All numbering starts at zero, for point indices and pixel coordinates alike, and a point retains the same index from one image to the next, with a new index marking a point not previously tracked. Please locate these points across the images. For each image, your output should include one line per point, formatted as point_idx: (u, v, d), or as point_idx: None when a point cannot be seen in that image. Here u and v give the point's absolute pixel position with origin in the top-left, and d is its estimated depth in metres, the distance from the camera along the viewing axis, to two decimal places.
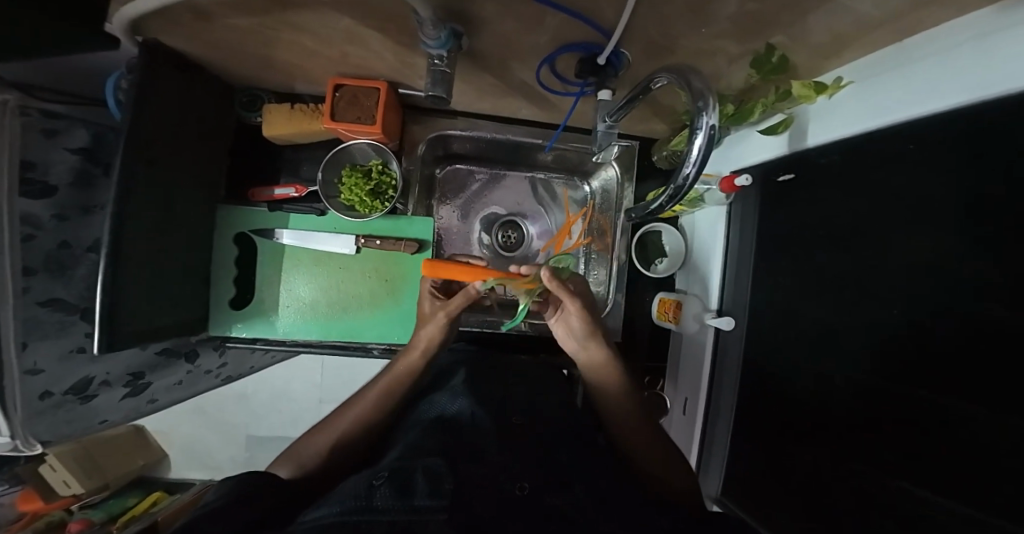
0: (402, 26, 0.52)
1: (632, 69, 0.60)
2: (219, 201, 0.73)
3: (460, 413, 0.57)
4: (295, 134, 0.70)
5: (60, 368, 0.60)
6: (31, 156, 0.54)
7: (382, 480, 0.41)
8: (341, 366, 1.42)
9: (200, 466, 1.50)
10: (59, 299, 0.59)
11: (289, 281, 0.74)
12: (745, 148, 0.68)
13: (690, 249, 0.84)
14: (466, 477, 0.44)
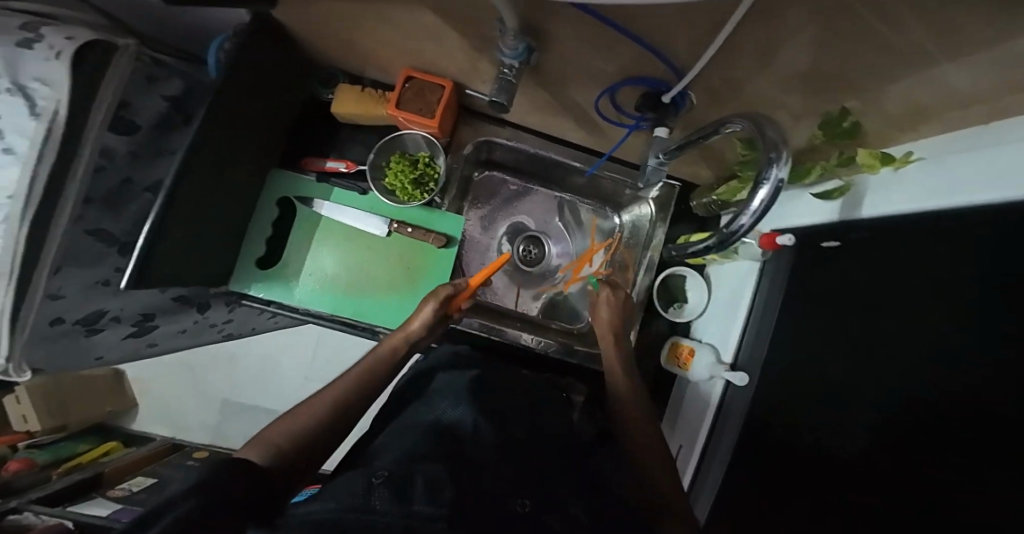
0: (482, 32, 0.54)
1: (692, 112, 0.62)
2: (274, 165, 0.74)
3: (461, 421, 0.56)
4: (358, 115, 0.72)
5: (80, 296, 0.59)
6: (128, 97, 0.54)
7: (381, 481, 0.38)
8: (334, 351, 1.41)
9: (164, 421, 1.48)
10: (104, 231, 0.57)
11: (317, 252, 0.74)
12: (789, 207, 0.69)
13: (711, 298, 0.83)
14: (469, 487, 0.43)
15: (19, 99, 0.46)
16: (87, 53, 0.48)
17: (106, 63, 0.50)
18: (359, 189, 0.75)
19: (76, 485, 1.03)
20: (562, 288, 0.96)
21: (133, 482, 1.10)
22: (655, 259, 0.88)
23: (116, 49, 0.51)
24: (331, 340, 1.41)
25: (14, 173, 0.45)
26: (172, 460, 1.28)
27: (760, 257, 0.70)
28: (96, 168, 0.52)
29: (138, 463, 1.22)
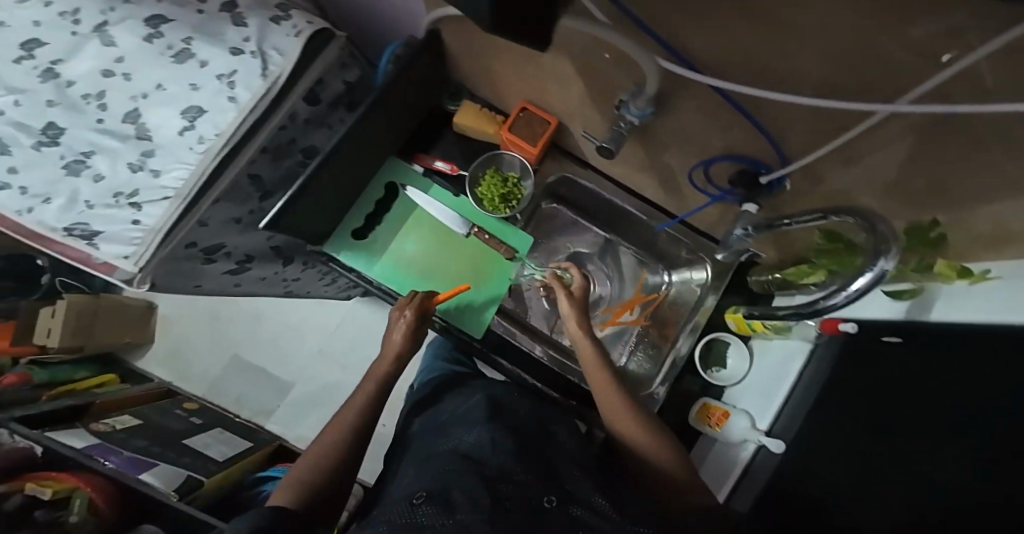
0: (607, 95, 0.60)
1: (784, 197, 0.66)
2: (391, 153, 0.82)
3: (479, 443, 0.57)
4: (475, 129, 0.81)
5: (217, 230, 0.62)
6: (325, 76, 0.61)
7: (421, 500, 0.46)
8: (350, 333, 1.56)
9: (169, 367, 1.61)
10: (258, 176, 0.62)
11: (403, 236, 0.81)
12: (856, 302, 0.71)
13: (754, 369, 0.87)
14: (500, 493, 0.46)
15: (258, 62, 0.54)
16: (316, 36, 0.57)
17: (323, 47, 0.58)
18: (453, 190, 0.83)
19: (63, 409, 1.18)
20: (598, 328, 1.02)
21: (119, 420, 1.23)
22: (700, 324, 0.92)
23: (335, 40, 0.60)
24: (349, 322, 1.57)
25: (232, 117, 0.54)
26: (166, 405, 1.42)
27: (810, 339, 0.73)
28: (282, 126, 0.59)
29: (131, 398, 1.37)
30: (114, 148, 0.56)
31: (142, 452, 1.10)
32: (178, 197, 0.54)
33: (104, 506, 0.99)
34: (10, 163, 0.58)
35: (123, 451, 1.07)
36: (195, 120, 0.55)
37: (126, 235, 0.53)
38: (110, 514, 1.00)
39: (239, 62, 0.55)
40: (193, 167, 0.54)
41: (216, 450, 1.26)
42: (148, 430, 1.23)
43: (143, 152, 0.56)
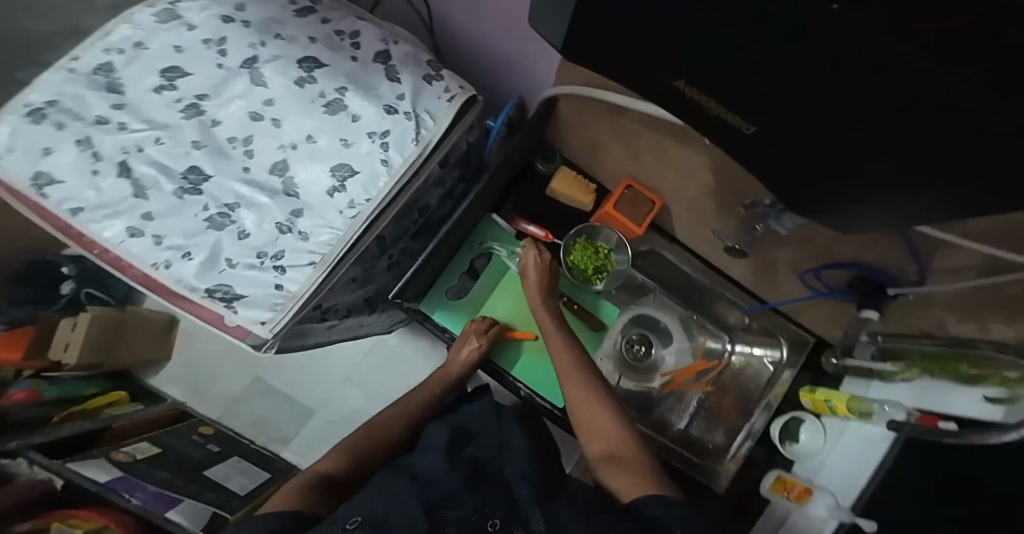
0: (742, 193, 0.63)
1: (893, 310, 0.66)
2: (487, 211, 0.83)
3: (434, 467, 0.60)
4: (567, 196, 0.82)
5: (340, 289, 0.63)
6: (456, 142, 0.67)
7: (357, 525, 0.50)
8: (387, 359, 1.44)
9: (183, 385, 1.52)
10: (381, 236, 0.66)
11: (495, 299, 0.84)
12: (943, 397, 0.73)
13: (831, 447, 0.92)
14: (442, 519, 0.51)
15: (412, 123, 0.62)
16: (465, 103, 0.64)
17: (463, 116, 0.65)
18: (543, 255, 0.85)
19: (72, 438, 1.11)
20: (660, 390, 1.09)
21: (137, 447, 1.17)
22: (774, 402, 1.01)
23: (472, 105, 0.65)
24: (385, 347, 1.45)
25: (383, 183, 0.61)
26: (182, 430, 1.33)
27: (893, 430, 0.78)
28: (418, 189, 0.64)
29: (145, 424, 1.29)
30: (264, 204, 0.63)
31: (166, 485, 1.09)
32: (323, 263, 0.58)
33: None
34: (148, 211, 0.65)
35: (149, 485, 1.05)
36: (345, 180, 0.62)
37: (267, 300, 0.60)
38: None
39: (392, 122, 0.62)
40: (339, 233, 0.60)
41: (235, 482, 1.21)
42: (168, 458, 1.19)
43: (291, 211, 0.62)
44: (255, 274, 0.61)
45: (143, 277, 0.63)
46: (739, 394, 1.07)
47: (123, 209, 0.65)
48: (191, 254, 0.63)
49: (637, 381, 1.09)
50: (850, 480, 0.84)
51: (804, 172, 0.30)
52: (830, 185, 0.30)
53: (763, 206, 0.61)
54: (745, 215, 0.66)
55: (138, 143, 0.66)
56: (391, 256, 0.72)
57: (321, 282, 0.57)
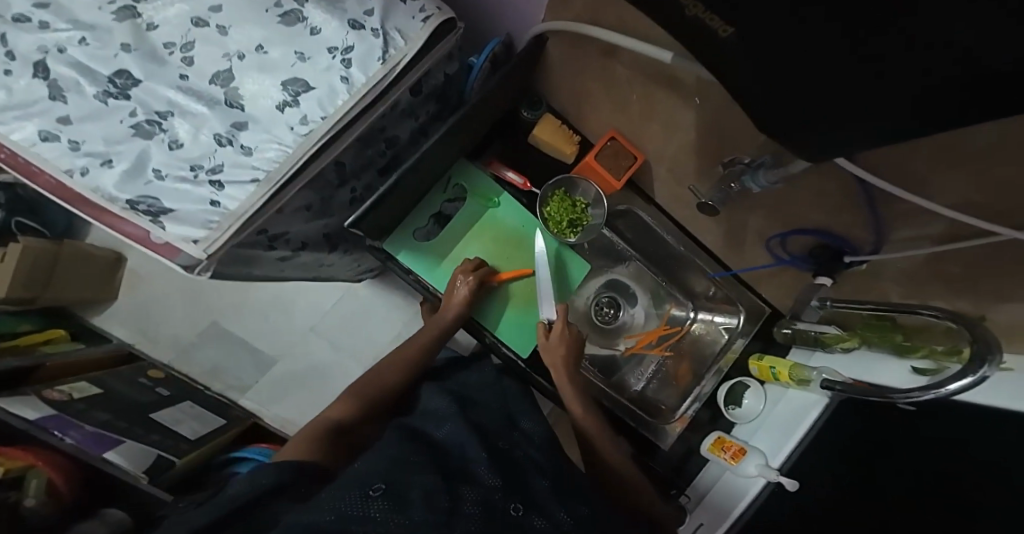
0: (723, 150, 0.62)
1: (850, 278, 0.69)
2: (460, 155, 0.79)
3: (449, 441, 0.63)
4: (549, 143, 0.78)
5: (288, 216, 0.57)
6: (432, 68, 0.61)
7: (378, 495, 0.47)
8: (351, 309, 1.40)
9: (130, 327, 1.42)
10: (340, 163, 0.59)
11: (465, 246, 0.80)
12: (875, 367, 0.80)
13: (772, 409, 0.96)
14: (462, 497, 0.51)
15: (380, 40, 0.55)
16: (442, 24, 0.58)
17: (441, 36, 0.58)
18: (518, 201, 0.82)
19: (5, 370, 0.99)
20: (624, 352, 1.12)
21: (74, 386, 1.02)
22: (724, 368, 1.04)
23: (452, 30, 0.59)
24: (349, 296, 1.41)
25: (341, 101, 0.54)
26: (125, 372, 1.20)
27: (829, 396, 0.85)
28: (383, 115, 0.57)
29: (87, 362, 1.18)
30: (201, 113, 0.54)
31: (107, 426, 0.96)
32: (269, 181, 0.51)
33: (64, 487, 0.85)
34: (63, 114, 0.54)
35: (84, 424, 0.91)
36: (299, 95, 0.54)
37: (202, 218, 0.50)
38: (67, 498, 0.87)
39: (358, 37, 0.55)
40: (289, 151, 0.52)
41: (186, 426, 1.14)
42: (110, 399, 1.05)
43: (233, 124, 0.54)
44: (186, 188, 0.51)
45: (60, 186, 0.53)
46: (694, 360, 1.10)
47: (33, 110, 0.54)
48: (112, 162, 0.53)
49: (601, 344, 1.13)
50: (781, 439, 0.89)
51: (816, 102, 0.27)
52: (853, 119, 0.27)
53: (743, 164, 0.59)
54: (722, 174, 0.64)
55: (58, 41, 0.55)
56: (353, 189, 0.66)
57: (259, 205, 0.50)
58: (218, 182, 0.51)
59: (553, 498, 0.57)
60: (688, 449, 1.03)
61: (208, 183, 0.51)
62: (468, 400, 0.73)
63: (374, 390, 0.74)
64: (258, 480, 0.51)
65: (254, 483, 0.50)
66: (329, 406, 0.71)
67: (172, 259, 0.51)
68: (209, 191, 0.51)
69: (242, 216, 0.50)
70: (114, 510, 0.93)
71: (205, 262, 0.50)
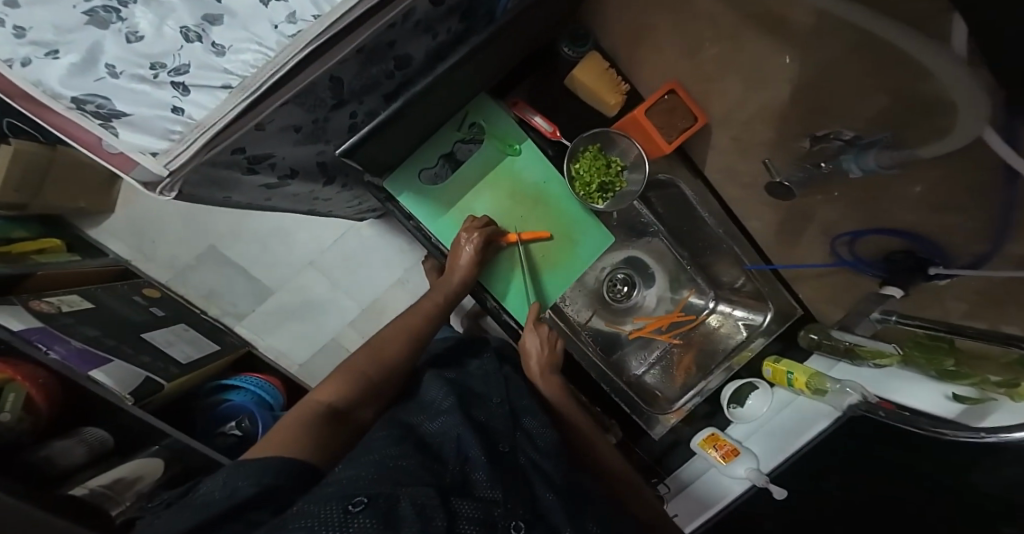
0: (816, 121, 0.49)
1: (925, 294, 0.58)
2: (483, 89, 0.67)
3: (444, 433, 0.58)
4: (588, 88, 0.64)
5: (271, 136, 0.47)
6: None
7: (360, 508, 0.39)
8: (350, 251, 1.32)
9: (128, 242, 1.33)
10: (336, 80, 0.45)
11: (477, 195, 0.70)
12: (905, 386, 0.75)
13: (775, 414, 0.94)
14: (459, 514, 0.44)
15: None
16: None
17: None
18: (543, 151, 0.70)
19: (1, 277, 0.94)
20: (628, 334, 1.04)
21: (65, 299, 0.98)
22: (735, 366, 0.96)
23: None
24: (350, 237, 1.32)
25: None
26: (121, 289, 1.14)
27: (841, 410, 0.81)
28: (393, 24, 0.40)
29: (86, 276, 1.13)
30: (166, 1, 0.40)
31: (92, 343, 0.92)
32: (241, 90, 0.38)
33: (43, 405, 0.83)
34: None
35: (72, 340, 0.88)
36: None
37: (163, 126, 0.39)
38: (48, 413, 0.84)
39: None
40: (269, 57, 0.38)
41: (177, 349, 1.09)
42: (101, 318, 1.00)
43: (205, 16, 0.39)
44: (144, 92, 0.39)
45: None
46: (704, 352, 1.03)
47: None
48: (60, 55, 0.39)
49: (607, 322, 1.04)
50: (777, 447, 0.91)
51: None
52: None
53: (842, 141, 0.48)
54: (810, 152, 0.53)
55: None
56: (354, 113, 0.55)
57: (232, 114, 0.38)
58: (182, 85, 0.39)
59: (565, 516, 0.52)
60: (678, 438, 1.00)
61: (172, 86, 0.39)
62: (467, 389, 0.69)
63: (373, 366, 0.67)
64: (234, 485, 0.43)
65: (230, 490, 0.42)
66: (323, 386, 0.62)
67: (126, 173, 0.40)
68: (170, 95, 0.39)
69: (208, 126, 0.38)
70: (97, 429, 0.93)
71: (167, 181, 0.39)
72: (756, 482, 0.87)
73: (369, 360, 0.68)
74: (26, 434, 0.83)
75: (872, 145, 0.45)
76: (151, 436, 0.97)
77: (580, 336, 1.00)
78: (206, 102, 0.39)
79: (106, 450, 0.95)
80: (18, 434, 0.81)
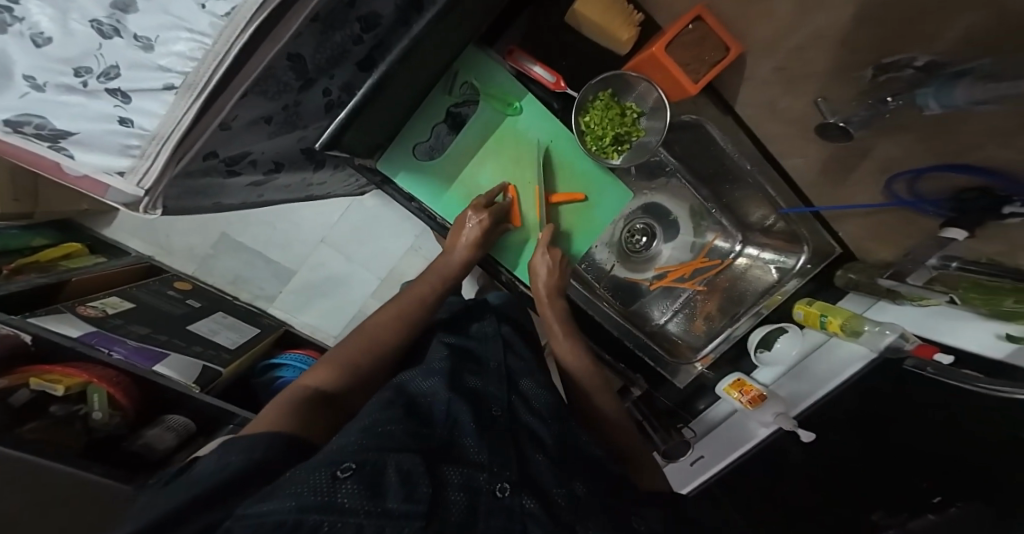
0: (877, 35, 0.40)
1: (1006, 228, 0.51)
2: (472, 41, 0.58)
3: (433, 395, 0.57)
4: (591, 26, 0.53)
5: (241, 132, 0.44)
6: None
7: (348, 475, 0.38)
8: (360, 222, 1.30)
9: (143, 237, 1.33)
10: (297, 58, 0.40)
11: (480, 166, 0.65)
12: (952, 327, 0.68)
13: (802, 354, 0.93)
14: (446, 480, 0.44)
15: None
16: None
17: None
18: (547, 105, 0.63)
19: (37, 290, 0.98)
20: (649, 285, 1.00)
21: (107, 302, 1.02)
22: (765, 311, 0.91)
23: None
24: (358, 209, 1.29)
25: None
26: (153, 285, 1.18)
27: (878, 350, 0.76)
28: None
29: (117, 276, 1.16)
30: None
31: (146, 340, 0.96)
32: (187, 89, 0.33)
33: (125, 401, 0.90)
34: None
35: (128, 340, 0.93)
36: None
37: (116, 142, 0.36)
38: (132, 408, 0.93)
39: None
40: (208, 46, 0.31)
41: (224, 336, 1.13)
42: (142, 313, 1.04)
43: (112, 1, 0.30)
44: (80, 104, 0.36)
45: None
46: (730, 297, 0.98)
47: None
48: None
49: (629, 275, 1.00)
50: (808, 392, 0.90)
51: None
52: None
53: (915, 68, 0.40)
54: (874, 83, 0.45)
55: None
56: (328, 90, 0.49)
57: (190, 124, 0.35)
58: (119, 91, 0.34)
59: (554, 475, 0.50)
60: (701, 385, 0.99)
61: (109, 93, 0.35)
62: (468, 355, 0.70)
63: (384, 338, 0.68)
64: (227, 460, 0.42)
65: (222, 465, 0.42)
66: (310, 372, 0.61)
67: (102, 196, 0.39)
68: (112, 104, 0.35)
69: (167, 137, 0.35)
70: (176, 415, 1.00)
71: (146, 199, 0.38)
72: (783, 426, 0.89)
73: (384, 336, 0.69)
74: (121, 427, 0.95)
75: (964, 78, 0.36)
76: (224, 417, 1.02)
77: (601, 293, 0.95)
78: (154, 108, 0.35)
79: (192, 432, 1.03)
80: (116, 428, 0.94)
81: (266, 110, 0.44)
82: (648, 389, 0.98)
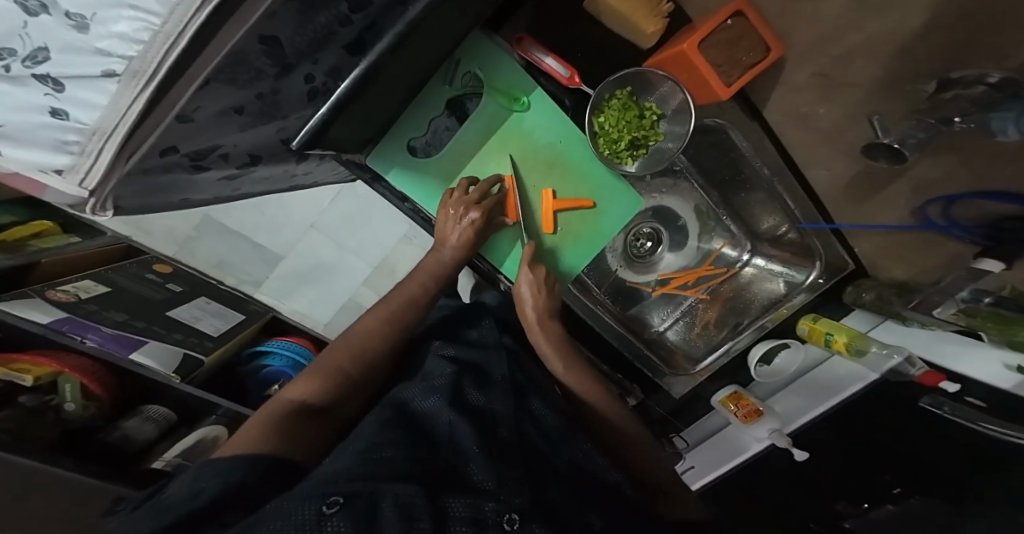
0: None
1: None
2: (477, 26, 0.52)
3: (436, 414, 0.53)
4: (613, 15, 0.47)
5: (207, 123, 0.38)
6: None
7: (337, 509, 0.35)
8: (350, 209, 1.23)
9: None
10: (272, 41, 0.34)
11: (480, 166, 0.60)
12: (956, 352, 0.64)
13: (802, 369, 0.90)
14: (450, 514, 0.40)
15: None
16: None
17: None
18: (558, 101, 0.57)
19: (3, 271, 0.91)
20: (651, 290, 0.95)
21: (80, 286, 0.96)
22: (770, 324, 0.87)
23: None
24: None
25: None
26: (130, 268, 1.12)
27: (880, 371, 0.74)
28: None
29: (91, 257, 1.10)
30: None
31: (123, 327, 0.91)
32: (132, 77, 0.27)
33: (101, 391, 0.87)
34: None
35: (103, 326, 0.87)
36: None
37: (49, 137, 0.31)
38: (107, 397, 0.89)
39: None
40: (157, 26, 0.24)
41: (206, 323, 1.08)
42: (118, 298, 0.98)
43: None
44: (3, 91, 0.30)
45: None
46: (733, 307, 0.94)
47: None
48: None
49: (631, 280, 0.95)
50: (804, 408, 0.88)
51: None
52: None
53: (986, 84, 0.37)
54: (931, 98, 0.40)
55: None
56: (311, 76, 0.42)
57: (137, 120, 0.30)
58: (49, 77, 0.28)
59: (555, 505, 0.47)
60: (697, 397, 0.96)
61: (36, 80, 0.29)
62: (467, 363, 0.65)
63: (378, 341, 0.62)
64: (199, 486, 0.38)
65: (194, 492, 0.38)
66: (295, 384, 0.55)
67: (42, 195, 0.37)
68: (42, 91, 0.29)
69: (112, 131, 0.30)
70: (155, 405, 0.98)
71: (91, 200, 0.35)
72: (776, 443, 0.89)
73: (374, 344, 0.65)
74: (96, 418, 0.91)
75: None
76: (207, 407, 0.99)
77: (603, 299, 0.90)
78: (92, 97, 0.29)
79: (172, 423, 1.00)
80: (90, 419, 0.90)
81: (240, 98, 0.38)
82: (644, 398, 0.96)
